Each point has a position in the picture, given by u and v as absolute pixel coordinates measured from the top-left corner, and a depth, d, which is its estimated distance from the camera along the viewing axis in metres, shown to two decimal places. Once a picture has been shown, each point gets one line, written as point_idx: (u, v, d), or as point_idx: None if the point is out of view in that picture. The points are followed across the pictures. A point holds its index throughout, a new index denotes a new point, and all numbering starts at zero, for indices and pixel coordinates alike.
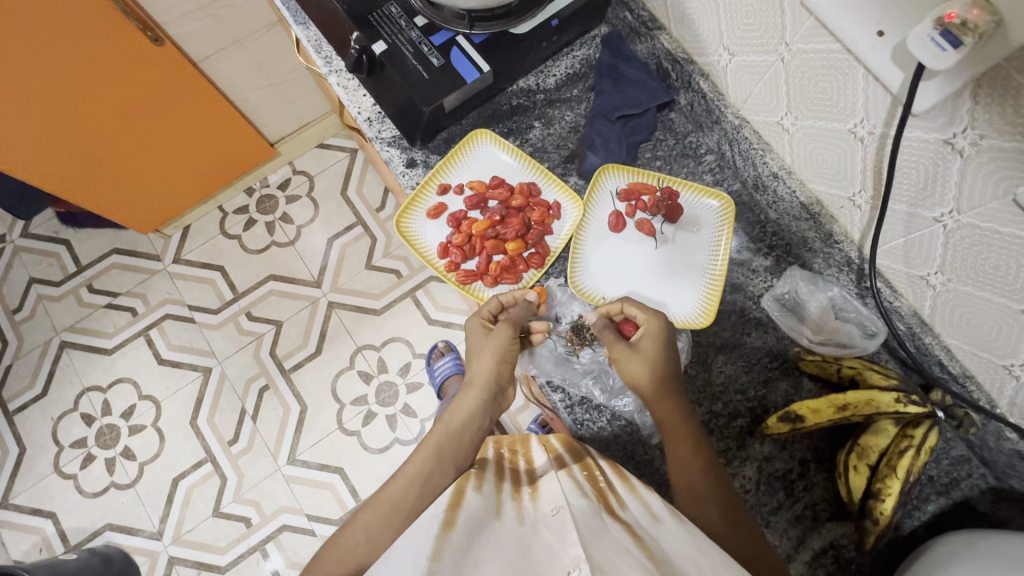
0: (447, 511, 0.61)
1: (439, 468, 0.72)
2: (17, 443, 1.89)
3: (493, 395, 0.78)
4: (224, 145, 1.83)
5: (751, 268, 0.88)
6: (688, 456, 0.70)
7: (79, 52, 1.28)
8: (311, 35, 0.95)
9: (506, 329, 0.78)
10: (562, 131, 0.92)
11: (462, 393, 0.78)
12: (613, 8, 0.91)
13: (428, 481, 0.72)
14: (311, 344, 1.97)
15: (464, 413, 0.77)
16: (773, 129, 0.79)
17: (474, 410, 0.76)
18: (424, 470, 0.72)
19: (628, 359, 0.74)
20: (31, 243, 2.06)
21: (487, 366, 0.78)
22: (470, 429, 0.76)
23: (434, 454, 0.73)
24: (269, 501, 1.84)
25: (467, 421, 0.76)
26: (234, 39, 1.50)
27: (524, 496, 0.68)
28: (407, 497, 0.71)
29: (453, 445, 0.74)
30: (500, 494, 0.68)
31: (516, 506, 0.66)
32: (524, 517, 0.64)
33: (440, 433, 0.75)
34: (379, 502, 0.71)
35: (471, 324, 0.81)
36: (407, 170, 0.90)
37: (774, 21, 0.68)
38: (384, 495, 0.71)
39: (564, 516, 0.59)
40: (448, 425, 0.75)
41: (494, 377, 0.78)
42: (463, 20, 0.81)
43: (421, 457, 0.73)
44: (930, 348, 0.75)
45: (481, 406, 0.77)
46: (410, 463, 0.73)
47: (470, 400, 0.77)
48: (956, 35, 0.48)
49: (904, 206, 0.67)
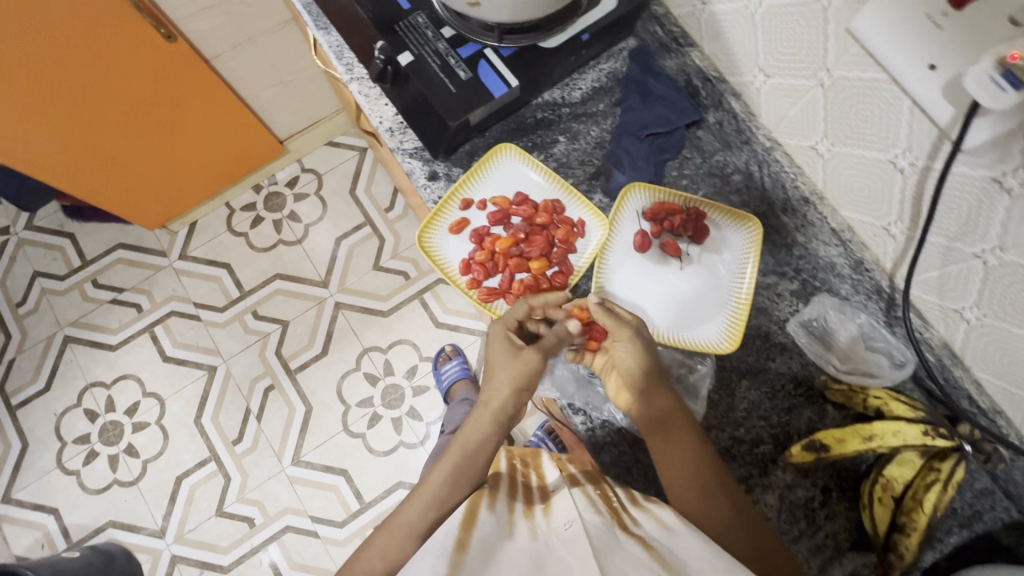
0: (460, 530, 0.61)
1: (454, 490, 0.70)
2: (20, 438, 1.88)
3: (509, 418, 0.75)
4: (234, 143, 1.81)
5: (778, 291, 0.86)
6: (686, 451, 0.70)
7: (91, 47, 1.25)
8: (332, 40, 0.92)
9: (532, 356, 0.75)
10: (587, 147, 0.90)
11: (478, 413, 0.76)
12: (643, 22, 0.89)
13: (443, 503, 0.69)
14: (317, 344, 1.96)
15: (481, 434, 0.74)
16: (807, 152, 0.78)
17: (490, 430, 0.74)
18: (439, 492, 0.70)
19: (627, 342, 0.76)
20: (36, 235, 2.04)
21: (507, 389, 0.75)
22: (486, 449, 0.73)
23: (449, 476, 0.71)
24: (272, 502, 1.84)
25: (483, 443, 0.73)
26: (248, 36, 1.48)
27: (537, 513, 0.67)
28: (423, 521, 0.69)
29: (468, 467, 0.72)
30: (513, 511, 0.67)
31: (529, 523, 0.65)
32: (538, 532, 0.64)
33: (455, 454, 0.72)
34: (394, 526, 0.69)
35: (494, 331, 0.78)
36: (429, 182, 0.88)
37: (815, 46, 0.66)
38: (399, 519, 0.69)
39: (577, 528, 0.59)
40: (464, 446, 0.73)
41: (511, 400, 0.75)
42: (493, 32, 0.79)
43: (436, 480, 0.71)
44: (960, 381, 0.74)
45: (497, 425, 0.75)
46: (426, 484, 0.71)
47: (486, 420, 0.74)
48: (1017, 75, 0.46)
49: (942, 239, 0.66)
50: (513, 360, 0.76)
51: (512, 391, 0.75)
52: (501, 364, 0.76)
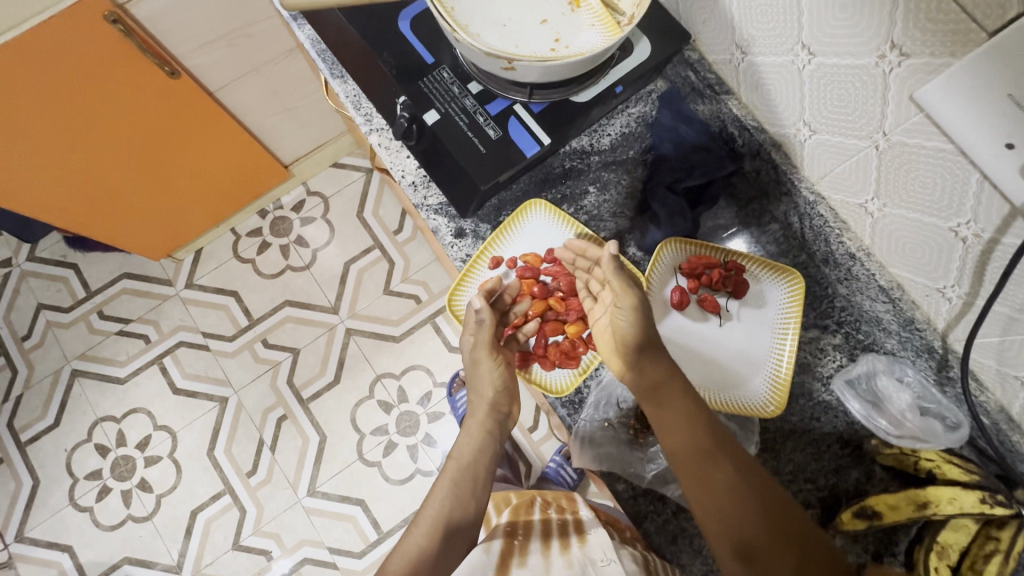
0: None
1: (457, 505, 0.75)
2: (31, 475, 1.85)
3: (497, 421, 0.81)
4: (239, 170, 1.77)
5: (820, 345, 0.84)
6: (683, 419, 0.68)
7: (94, 90, 1.21)
8: (349, 90, 0.88)
9: (485, 358, 0.79)
10: (618, 197, 0.87)
11: (466, 425, 0.82)
12: (674, 65, 0.85)
13: (451, 518, 0.75)
14: (329, 372, 1.93)
15: (473, 447, 0.79)
16: (854, 210, 0.74)
17: (481, 439, 0.80)
18: (444, 511, 0.75)
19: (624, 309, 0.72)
20: (38, 267, 2.00)
21: (488, 392, 0.80)
22: (481, 461, 0.79)
23: (452, 492, 0.76)
24: (290, 534, 1.82)
25: (478, 454, 0.79)
26: (252, 67, 1.43)
27: (573, 545, 0.84)
28: (432, 542, 0.72)
29: (466, 482, 0.78)
30: (550, 551, 0.83)
31: (565, 557, 0.82)
32: (573, 562, 0.81)
33: (453, 470, 0.78)
34: (405, 551, 0.72)
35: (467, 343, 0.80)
36: (456, 240, 0.85)
37: (871, 107, 0.62)
38: (408, 544, 0.73)
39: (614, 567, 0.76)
40: (460, 460, 0.79)
41: (491, 406, 0.81)
42: (523, 87, 0.76)
43: (437, 501, 0.76)
44: (1016, 444, 0.71)
45: (487, 434, 0.81)
46: (429, 507, 0.75)
47: (475, 431, 0.80)
48: None
49: (1007, 309, 0.63)
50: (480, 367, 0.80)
51: (490, 395, 0.80)
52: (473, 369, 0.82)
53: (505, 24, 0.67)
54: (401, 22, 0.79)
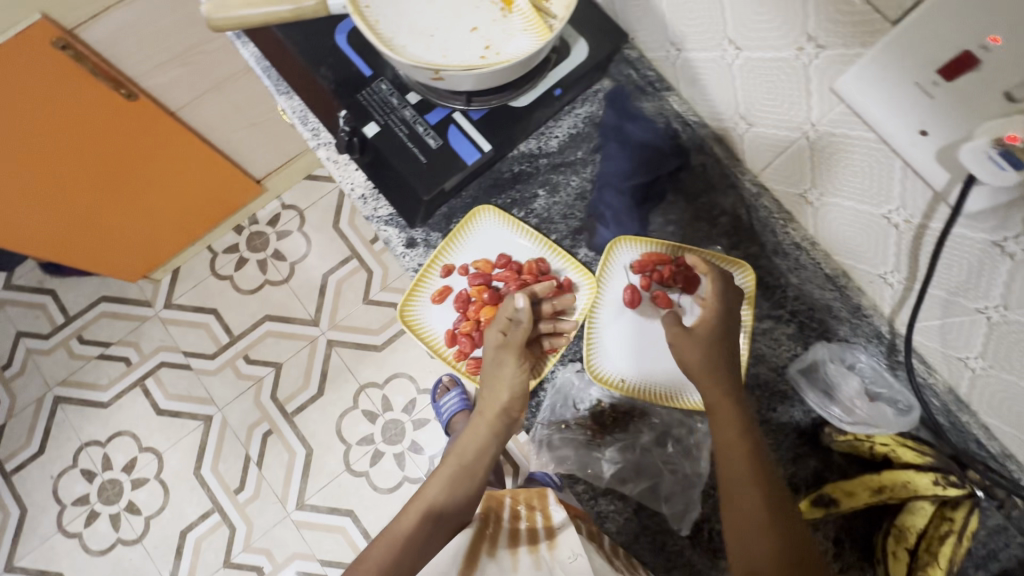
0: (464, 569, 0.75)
1: (451, 499, 0.78)
2: (17, 504, 1.84)
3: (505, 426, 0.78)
4: (210, 188, 1.76)
5: (774, 336, 0.82)
6: (738, 445, 0.67)
7: (50, 117, 1.20)
8: (296, 105, 0.88)
9: (511, 357, 0.75)
10: (568, 199, 0.87)
11: (473, 423, 0.81)
12: (616, 64, 0.85)
13: (441, 512, 0.77)
14: (313, 384, 1.93)
15: (477, 445, 0.80)
16: (796, 200, 0.75)
17: (486, 439, 0.80)
18: (437, 502, 0.78)
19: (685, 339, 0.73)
20: (15, 294, 1.99)
21: (502, 396, 0.75)
22: (482, 461, 0.80)
23: (447, 486, 0.79)
24: (280, 548, 1.81)
25: (479, 454, 0.80)
26: (212, 84, 1.43)
27: (542, 548, 0.76)
28: (421, 530, 0.75)
29: (463, 478, 0.80)
30: (518, 552, 0.78)
31: (533, 558, 0.76)
32: (541, 565, 0.74)
33: (453, 465, 0.80)
34: (394, 534, 0.75)
35: (489, 336, 0.77)
36: (407, 250, 0.85)
37: (798, 99, 0.62)
38: (398, 528, 0.76)
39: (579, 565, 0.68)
40: (460, 456, 0.81)
41: (503, 409, 0.76)
42: (460, 96, 0.76)
43: (433, 492, 0.79)
44: (968, 427, 0.72)
45: (494, 434, 0.79)
46: (423, 496, 0.79)
47: (481, 431, 0.79)
48: (1018, 156, 0.43)
49: (943, 292, 0.63)
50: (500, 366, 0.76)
51: (506, 400, 0.75)
52: (489, 366, 0.77)
53: (432, 34, 0.67)
54: (337, 35, 0.79)
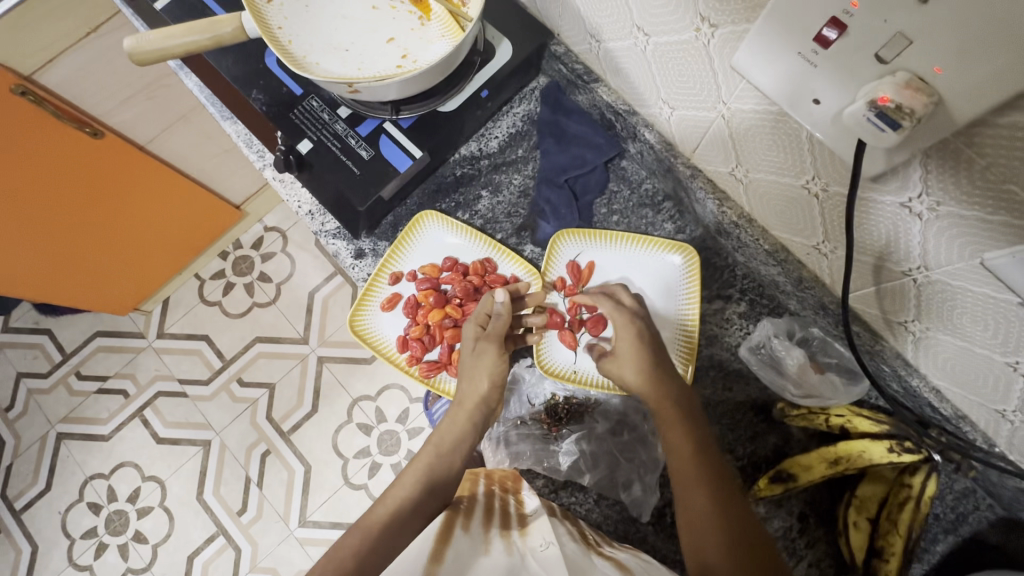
0: (436, 544, 0.62)
1: (430, 489, 0.69)
2: (29, 541, 1.88)
3: (484, 416, 0.75)
4: (191, 217, 1.77)
5: (726, 316, 0.84)
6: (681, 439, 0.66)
7: (22, 167, 1.21)
8: (241, 130, 0.90)
9: (491, 347, 0.75)
10: (512, 197, 0.88)
11: (452, 411, 0.76)
12: (547, 61, 0.86)
13: (419, 502, 0.68)
14: (307, 402, 1.95)
15: (455, 434, 0.74)
16: (727, 178, 0.75)
17: (465, 430, 0.74)
18: (415, 492, 0.68)
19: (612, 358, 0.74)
20: (13, 337, 2.04)
21: (483, 384, 0.74)
22: (461, 450, 0.74)
23: (425, 475, 0.70)
24: (286, 566, 1.83)
25: (458, 442, 0.74)
26: (178, 115, 1.46)
27: (514, 534, 0.67)
28: (399, 519, 0.65)
29: (442, 466, 0.72)
30: (488, 533, 0.67)
31: (505, 541, 0.66)
32: (513, 549, 0.64)
33: (430, 453, 0.72)
34: (367, 525, 0.64)
35: (466, 327, 0.78)
36: (356, 261, 0.87)
37: (708, 79, 0.63)
38: (371, 518, 0.65)
39: (554, 550, 0.62)
40: (438, 447, 0.73)
41: (483, 399, 0.75)
42: (386, 106, 0.77)
43: (410, 482, 0.70)
44: (919, 390, 0.71)
45: (473, 426, 0.74)
46: (399, 485, 0.69)
47: (460, 421, 0.74)
48: (892, 117, 0.44)
49: (870, 259, 0.63)
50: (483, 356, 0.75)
51: (486, 388, 0.74)
52: (467, 357, 0.76)
53: (347, 48, 0.69)
54: (267, 58, 0.80)
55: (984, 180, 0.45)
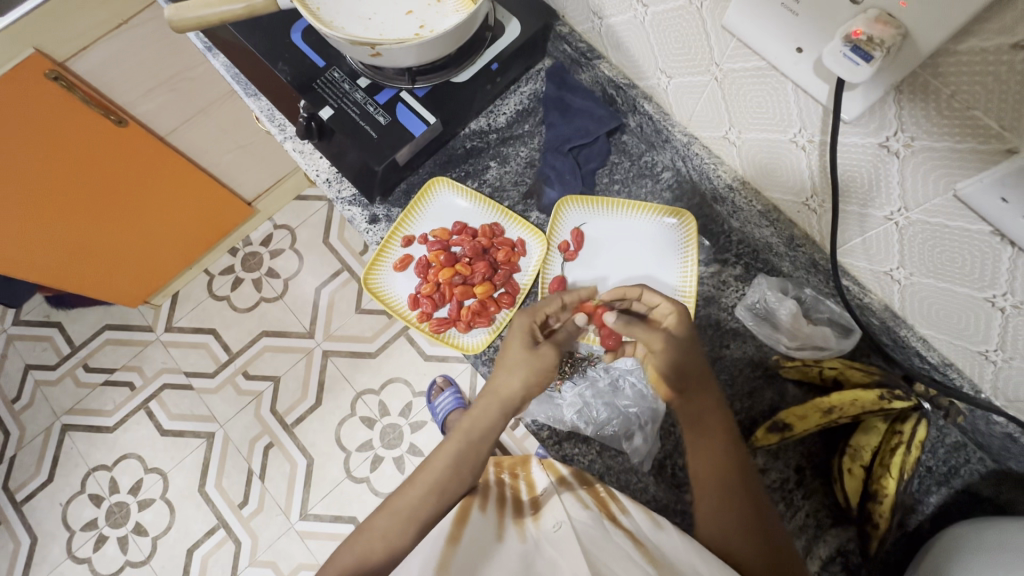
0: (454, 527, 0.64)
1: (457, 477, 0.72)
2: (28, 533, 1.87)
3: (517, 409, 0.76)
4: (205, 212, 1.81)
5: (722, 279, 0.88)
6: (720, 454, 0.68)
7: (50, 148, 1.26)
8: (263, 105, 0.96)
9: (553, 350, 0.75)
10: (519, 168, 0.94)
11: (484, 399, 0.75)
12: (553, 42, 0.93)
13: (446, 491, 0.71)
14: (311, 395, 1.96)
15: (488, 422, 0.74)
16: (721, 142, 0.80)
17: (495, 419, 0.75)
18: (442, 479, 0.71)
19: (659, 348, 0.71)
20: (24, 329, 2.07)
21: (517, 382, 0.74)
22: (489, 439, 0.74)
23: (453, 464, 0.72)
24: (286, 560, 1.82)
25: (488, 432, 0.74)
26: (198, 108, 1.49)
27: (526, 521, 0.68)
28: (425, 506, 0.70)
29: (469, 456, 0.73)
30: (501, 520, 0.68)
31: (518, 529, 0.66)
32: (526, 536, 0.65)
33: (459, 441, 0.74)
34: (396, 508, 0.70)
35: (520, 322, 0.76)
36: (370, 226, 0.92)
37: (702, 43, 0.69)
38: (402, 501, 0.70)
39: (565, 528, 0.61)
40: (470, 432, 0.74)
41: (519, 395, 0.74)
42: (404, 76, 0.83)
43: (440, 464, 0.72)
44: (907, 340, 0.74)
45: (503, 416, 0.75)
46: (430, 469, 0.72)
47: (495, 408, 0.74)
48: (865, 50, 0.49)
49: (855, 207, 0.67)
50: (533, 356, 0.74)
51: (525, 385, 0.74)
52: (521, 353, 0.74)
53: (370, 17, 0.75)
54: (293, 34, 0.86)
55: (951, 109, 0.49)
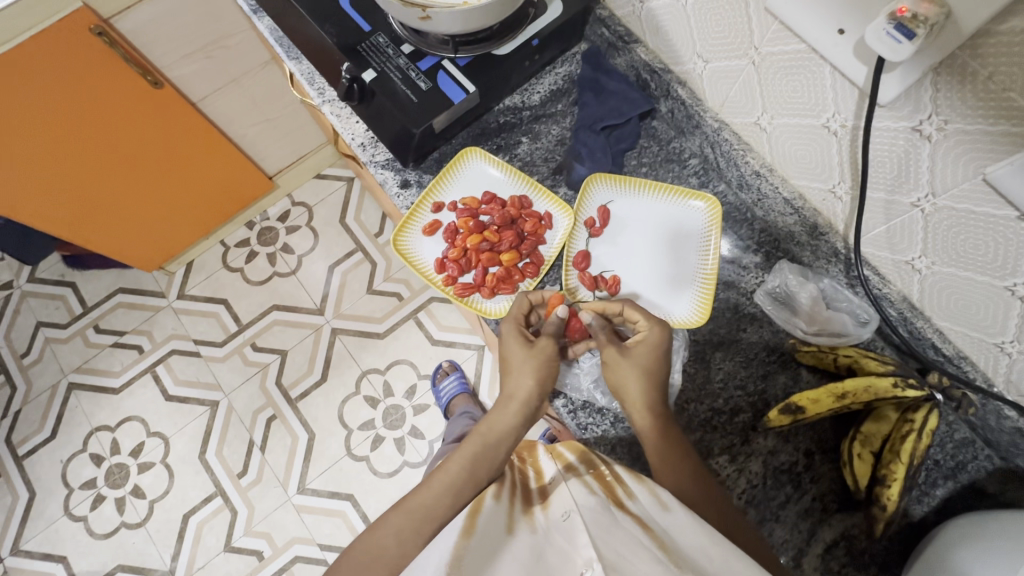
0: (465, 521, 0.60)
1: (472, 479, 0.70)
2: (27, 487, 1.70)
3: (533, 410, 0.76)
4: (230, 186, 1.68)
5: (742, 265, 0.90)
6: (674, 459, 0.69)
7: (78, 108, 1.14)
8: (304, 68, 0.98)
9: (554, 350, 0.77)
10: (549, 145, 0.97)
11: (503, 404, 0.76)
12: (591, 26, 0.95)
13: (460, 491, 0.69)
14: (317, 370, 1.76)
15: (502, 427, 0.74)
16: (752, 129, 0.82)
17: (514, 423, 0.74)
18: (458, 480, 0.69)
19: (621, 366, 0.73)
20: (38, 287, 1.88)
21: (528, 382, 0.76)
22: (507, 441, 0.73)
23: (469, 465, 0.70)
24: (280, 533, 1.63)
25: (505, 436, 0.73)
26: (230, 78, 1.35)
27: (535, 509, 0.63)
28: (439, 505, 0.68)
29: (487, 457, 0.72)
30: (513, 506, 0.64)
31: (528, 519, 0.61)
32: (536, 527, 0.60)
33: (476, 443, 0.72)
34: (409, 507, 0.68)
35: (507, 328, 0.79)
36: (401, 191, 0.94)
37: (743, 26, 0.71)
38: (415, 502, 0.69)
39: (574, 520, 0.56)
40: (485, 436, 0.73)
41: (530, 396, 0.75)
42: (448, 44, 0.86)
43: (454, 467, 0.70)
44: (923, 332, 0.75)
45: (523, 419, 0.75)
46: (444, 471, 0.70)
47: (511, 411, 0.75)
48: (908, 27, 0.51)
49: (882, 193, 0.69)
50: (530, 354, 0.77)
51: (533, 384, 0.75)
52: (521, 353, 0.77)
53: None
54: None
55: (986, 91, 0.52)
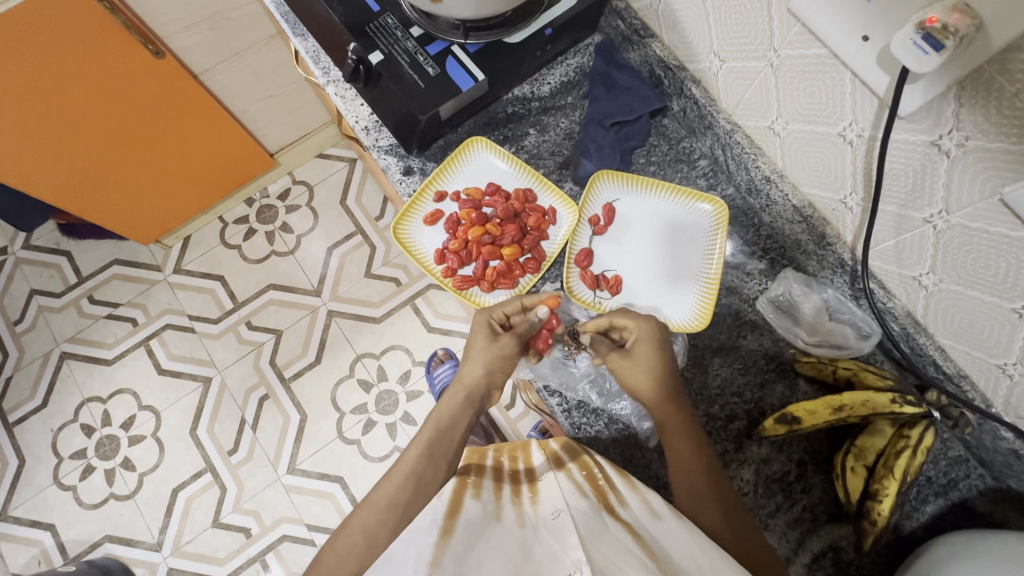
0: (446, 519, 0.57)
1: (431, 464, 0.70)
2: (17, 454, 1.69)
3: (480, 396, 0.77)
4: (228, 162, 1.65)
5: (747, 270, 0.89)
6: (688, 459, 0.69)
7: (76, 75, 1.11)
8: (310, 46, 0.95)
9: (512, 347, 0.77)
10: (557, 138, 0.95)
11: (452, 390, 0.78)
12: (606, 17, 0.93)
13: (421, 478, 0.69)
14: (311, 352, 1.75)
15: (455, 411, 0.75)
16: (764, 132, 0.80)
17: (463, 404, 0.76)
18: (417, 467, 0.70)
19: (626, 367, 0.74)
20: (33, 254, 1.85)
21: (479, 369, 0.77)
22: (461, 425, 0.75)
23: (426, 453, 0.71)
24: (268, 512, 1.63)
25: (457, 419, 0.75)
26: (234, 51, 1.32)
27: (524, 499, 0.64)
28: (401, 494, 0.68)
29: (443, 442, 0.73)
30: (499, 499, 0.64)
31: (516, 509, 0.62)
32: (524, 520, 0.60)
33: (431, 429, 0.73)
34: (374, 500, 0.69)
35: (477, 319, 0.80)
36: (404, 177, 0.92)
37: (763, 27, 0.70)
38: (379, 493, 0.69)
39: (564, 520, 0.56)
40: (439, 422, 0.74)
41: (478, 384, 0.76)
42: (458, 30, 0.84)
43: (413, 454, 0.71)
44: (924, 348, 0.74)
45: (471, 401, 0.76)
46: (403, 460, 0.71)
47: (458, 396, 0.76)
48: (937, 38, 0.50)
49: (894, 208, 0.68)
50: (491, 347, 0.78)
51: (482, 374, 0.77)
52: (480, 343, 0.78)
53: None
54: None
55: (1011, 109, 0.51)
